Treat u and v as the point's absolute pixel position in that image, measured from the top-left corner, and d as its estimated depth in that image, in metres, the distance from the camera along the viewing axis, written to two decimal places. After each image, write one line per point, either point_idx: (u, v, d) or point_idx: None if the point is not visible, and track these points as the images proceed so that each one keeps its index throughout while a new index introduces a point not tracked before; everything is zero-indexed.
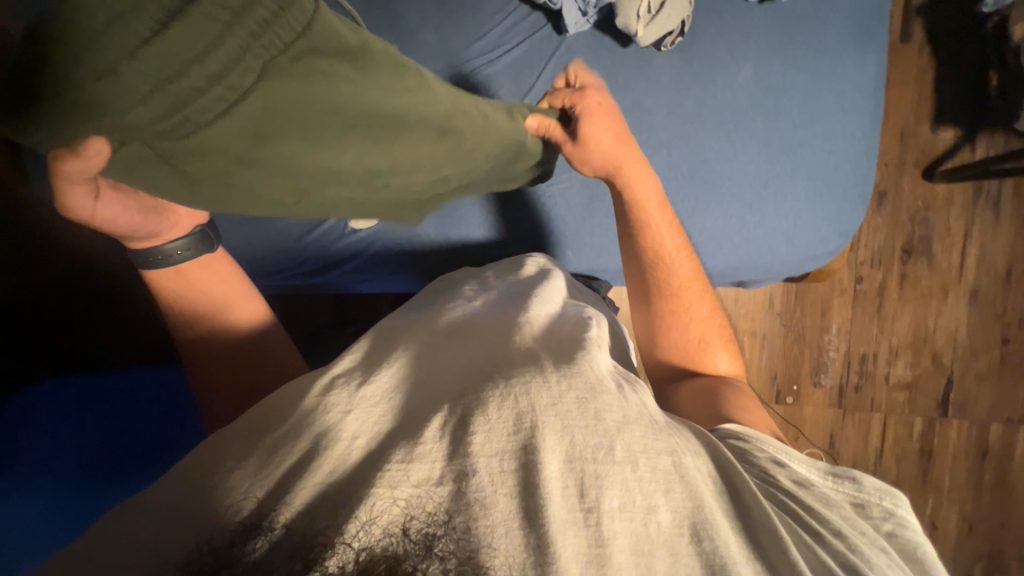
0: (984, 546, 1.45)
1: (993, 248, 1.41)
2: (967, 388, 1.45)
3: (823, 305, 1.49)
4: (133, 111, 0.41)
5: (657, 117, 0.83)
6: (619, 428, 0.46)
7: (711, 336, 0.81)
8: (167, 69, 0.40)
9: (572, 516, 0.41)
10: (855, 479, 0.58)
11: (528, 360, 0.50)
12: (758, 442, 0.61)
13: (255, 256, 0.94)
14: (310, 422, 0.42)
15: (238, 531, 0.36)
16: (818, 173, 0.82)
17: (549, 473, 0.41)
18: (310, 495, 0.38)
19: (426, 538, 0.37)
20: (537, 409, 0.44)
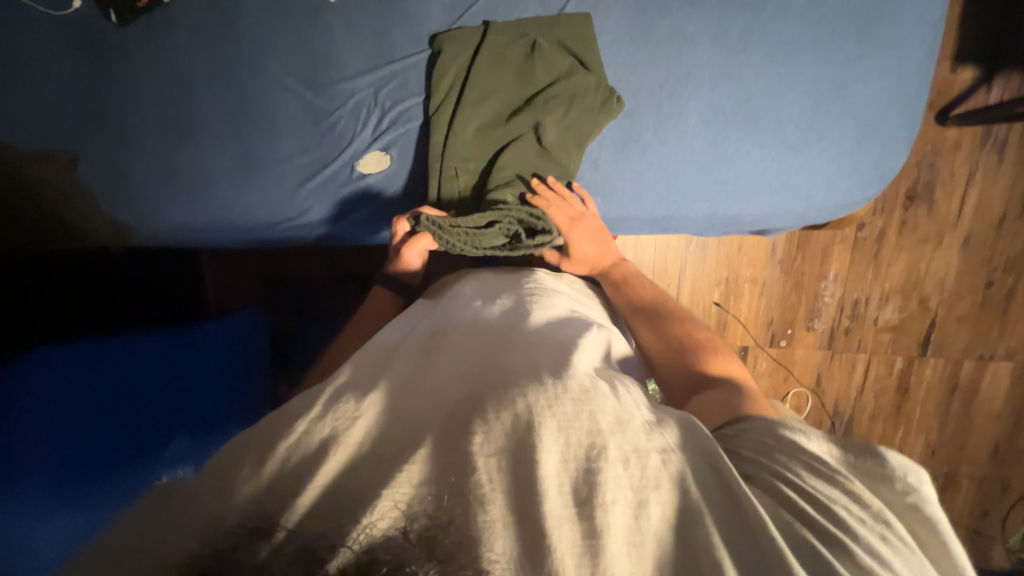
0: (943, 467, 1.61)
1: (992, 193, 1.44)
2: (947, 329, 1.54)
3: (824, 252, 1.51)
4: (473, 157, 0.82)
5: (701, 48, 0.77)
6: (612, 428, 0.40)
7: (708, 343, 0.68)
8: (482, 149, 0.83)
9: (567, 511, 0.36)
10: (876, 455, 0.42)
11: (527, 367, 0.46)
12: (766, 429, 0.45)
13: (251, 204, 0.89)
14: (315, 424, 0.39)
15: (242, 533, 0.34)
16: (866, 113, 0.78)
17: (544, 472, 0.37)
18: (316, 493, 0.36)
19: (429, 540, 0.35)
20: (531, 411, 0.40)
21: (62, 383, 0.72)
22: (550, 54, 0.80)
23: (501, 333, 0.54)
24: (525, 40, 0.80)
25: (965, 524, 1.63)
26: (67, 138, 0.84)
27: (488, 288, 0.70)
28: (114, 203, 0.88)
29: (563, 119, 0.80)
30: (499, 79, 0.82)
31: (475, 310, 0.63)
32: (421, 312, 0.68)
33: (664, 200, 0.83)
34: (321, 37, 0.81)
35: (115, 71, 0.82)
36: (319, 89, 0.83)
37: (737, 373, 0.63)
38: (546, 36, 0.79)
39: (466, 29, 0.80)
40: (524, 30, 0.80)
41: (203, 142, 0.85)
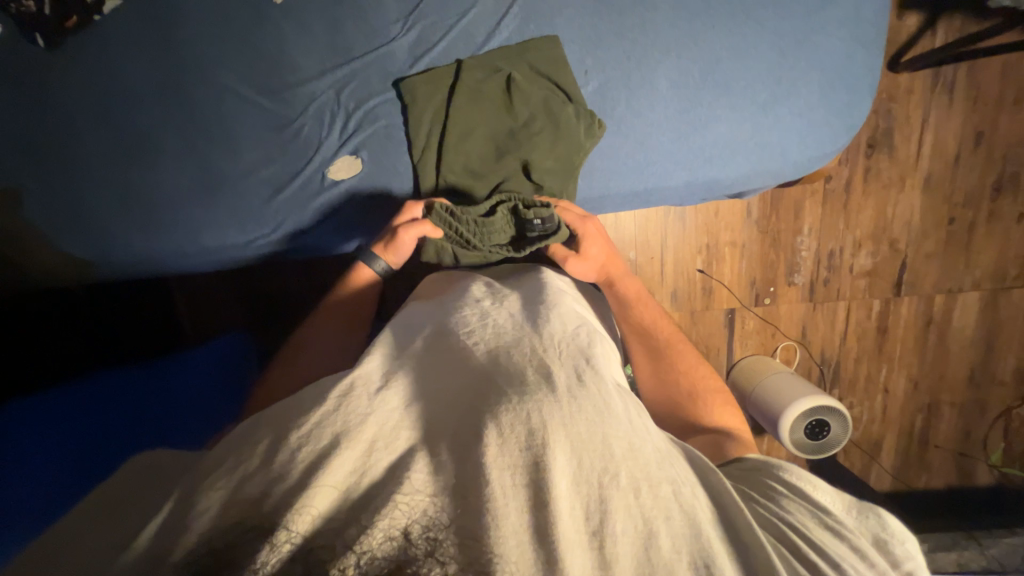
0: (926, 398, 1.70)
1: (946, 133, 1.50)
2: (918, 268, 1.60)
3: (797, 207, 1.55)
4: (469, 183, 0.82)
5: (663, 15, 0.77)
6: (625, 455, 0.48)
7: (702, 387, 0.79)
8: (477, 174, 0.82)
9: (580, 536, 0.44)
10: (879, 514, 0.53)
11: (538, 375, 0.52)
12: (771, 469, 0.58)
13: (218, 224, 0.84)
14: (334, 413, 0.48)
15: (234, 535, 0.42)
16: (830, 64, 0.80)
17: (560, 492, 0.44)
18: (322, 509, 0.43)
19: (430, 542, 0.43)
20: (546, 427, 0.47)
21: (65, 402, 0.74)
22: (526, 85, 0.79)
23: (516, 339, 0.57)
24: (499, 75, 0.79)
25: (950, 449, 1.73)
26: (9, 176, 0.78)
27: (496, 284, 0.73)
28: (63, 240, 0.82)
29: (549, 139, 0.80)
30: (485, 103, 0.80)
31: (482, 308, 0.64)
32: (425, 304, 0.72)
33: (644, 172, 0.83)
34: (272, 41, 0.77)
35: (53, 98, 0.77)
36: (277, 96, 0.79)
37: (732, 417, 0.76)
38: (520, 68, 0.78)
39: (437, 69, 0.79)
40: (497, 64, 0.79)
41: (159, 165, 0.81)
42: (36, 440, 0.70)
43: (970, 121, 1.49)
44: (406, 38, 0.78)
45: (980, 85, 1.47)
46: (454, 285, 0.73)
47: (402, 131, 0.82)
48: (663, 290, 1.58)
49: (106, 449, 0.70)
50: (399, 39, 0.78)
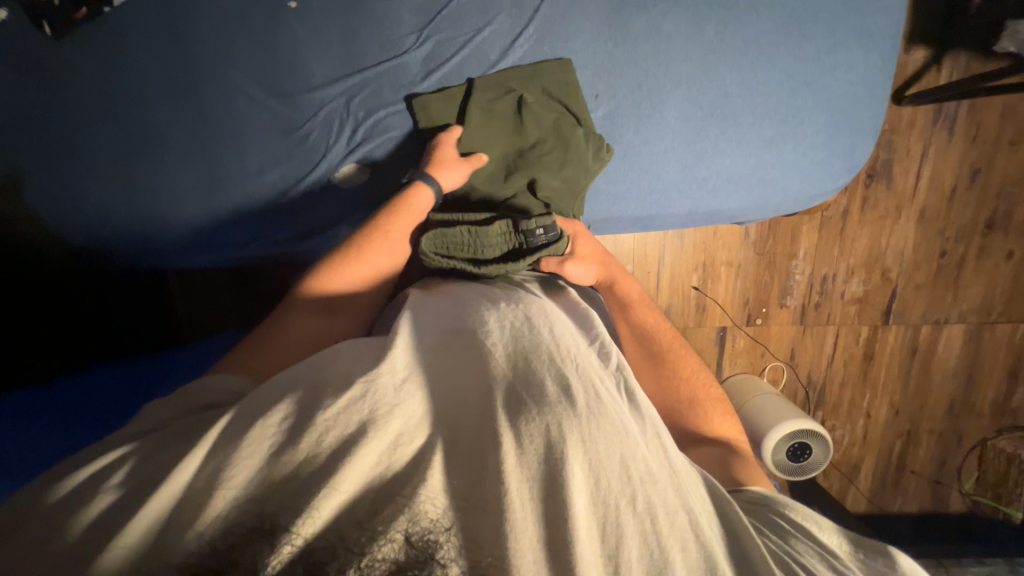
0: (906, 425, 1.74)
1: (944, 168, 1.52)
2: (907, 298, 1.63)
3: (793, 231, 1.57)
4: (475, 197, 0.80)
5: (677, 46, 0.77)
6: (641, 478, 0.51)
7: (701, 396, 0.81)
8: (484, 187, 0.80)
9: (596, 558, 0.46)
10: (889, 556, 0.54)
11: (561, 390, 0.54)
12: (778, 507, 0.60)
13: (222, 222, 0.84)
14: (358, 403, 0.50)
15: (239, 535, 0.43)
16: (836, 106, 0.81)
17: (579, 512, 0.47)
18: (328, 512, 0.44)
19: (429, 544, 0.45)
20: (565, 442, 0.50)
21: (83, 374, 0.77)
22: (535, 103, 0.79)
23: (537, 346, 0.60)
24: (508, 94, 0.79)
25: (926, 475, 1.77)
26: (10, 163, 0.77)
27: (514, 283, 0.75)
28: (71, 224, 0.81)
29: (560, 155, 0.79)
30: (494, 120, 0.79)
31: (501, 309, 0.66)
32: (438, 294, 0.73)
33: (648, 199, 0.84)
34: (285, 45, 0.76)
35: (60, 87, 0.76)
36: (287, 100, 0.79)
37: (732, 426, 0.80)
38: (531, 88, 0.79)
39: (448, 88, 0.79)
40: (507, 83, 0.79)
41: (164, 160, 0.80)
42: (57, 403, 0.73)
43: (967, 158, 1.52)
44: (420, 51, 0.78)
45: (979, 124, 1.49)
46: (472, 280, 0.74)
47: (411, 143, 0.82)
48: (657, 305, 1.60)
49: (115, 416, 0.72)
50: (413, 51, 0.78)
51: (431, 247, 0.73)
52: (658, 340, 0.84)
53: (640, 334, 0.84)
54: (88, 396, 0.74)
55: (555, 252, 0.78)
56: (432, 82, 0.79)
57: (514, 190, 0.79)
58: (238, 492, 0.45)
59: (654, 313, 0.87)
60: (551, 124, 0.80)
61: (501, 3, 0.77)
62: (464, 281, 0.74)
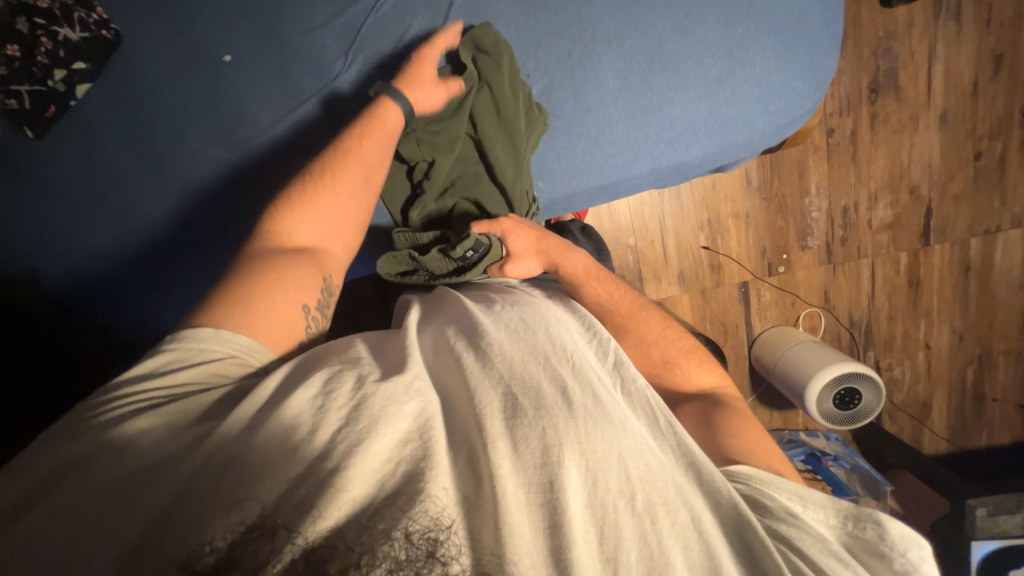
0: (975, 349, 1.57)
1: (958, 62, 1.37)
2: (946, 212, 1.48)
3: (800, 167, 1.47)
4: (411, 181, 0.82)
5: (598, 5, 0.75)
6: (641, 478, 0.50)
7: (675, 354, 0.78)
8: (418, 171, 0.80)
9: (595, 561, 0.45)
10: (877, 522, 0.53)
11: (558, 392, 0.54)
12: (764, 488, 0.57)
13: (212, 272, 0.88)
14: (368, 404, 0.49)
15: (239, 533, 0.41)
16: (784, 23, 0.75)
17: (574, 513, 0.46)
18: (332, 517, 0.42)
19: (430, 542, 0.43)
20: (561, 444, 0.49)
21: None
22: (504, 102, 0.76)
23: (534, 349, 0.60)
24: (478, 93, 0.77)
25: (1010, 401, 1.60)
26: (22, 260, 0.85)
27: (509, 291, 0.76)
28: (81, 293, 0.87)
29: (496, 130, 0.78)
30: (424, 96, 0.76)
31: (500, 314, 0.67)
32: (434, 302, 0.73)
33: (605, 165, 0.81)
34: (230, 98, 0.81)
35: (52, 182, 0.83)
36: (242, 149, 0.83)
37: (709, 376, 0.77)
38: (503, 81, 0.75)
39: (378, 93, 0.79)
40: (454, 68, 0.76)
41: (149, 228, 0.86)
42: None
43: (982, 46, 1.36)
44: (351, 73, 0.80)
45: (988, 5, 1.34)
46: (473, 288, 0.77)
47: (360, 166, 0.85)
48: (668, 273, 1.54)
49: None
50: (344, 75, 0.81)
51: (389, 273, 0.80)
52: (619, 312, 0.79)
53: (626, 304, 0.80)
54: None
55: (494, 258, 0.79)
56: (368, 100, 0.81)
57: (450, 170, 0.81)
58: (241, 497, 0.43)
59: (605, 282, 0.81)
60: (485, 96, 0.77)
61: (416, 10, 0.79)
62: (463, 288, 0.76)
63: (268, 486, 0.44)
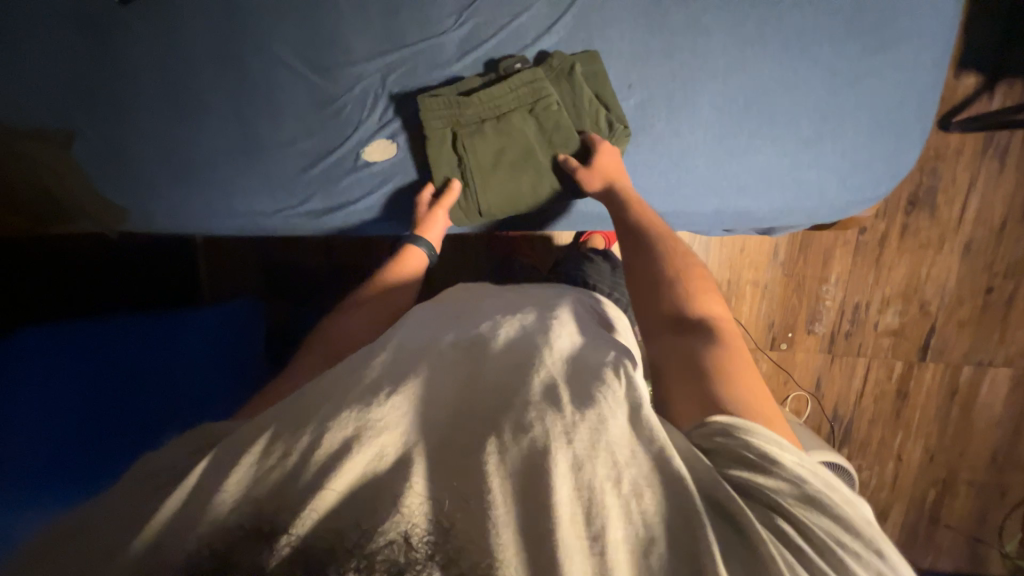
0: (941, 473, 1.61)
1: (993, 199, 1.44)
2: (947, 334, 1.54)
3: (826, 255, 1.51)
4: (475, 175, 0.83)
5: (714, 39, 0.77)
6: (628, 462, 0.47)
7: (692, 287, 0.72)
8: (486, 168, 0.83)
9: (580, 542, 0.42)
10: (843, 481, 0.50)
11: (545, 393, 0.52)
12: (744, 435, 0.51)
13: (258, 191, 0.87)
14: (345, 410, 0.49)
15: (237, 536, 0.41)
16: (881, 108, 0.79)
17: (559, 500, 0.43)
18: (330, 510, 0.43)
19: (430, 546, 0.43)
20: (548, 435, 0.47)
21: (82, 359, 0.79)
22: (576, 109, 0.80)
23: (524, 357, 0.58)
24: (561, 112, 0.81)
25: (961, 530, 1.63)
26: (68, 117, 0.82)
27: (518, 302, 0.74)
28: (105, 191, 0.86)
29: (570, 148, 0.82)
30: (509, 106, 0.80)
31: (502, 327, 0.65)
32: (440, 313, 0.73)
33: (676, 193, 0.83)
34: (330, 21, 0.79)
35: (122, 49, 0.80)
36: (325, 74, 0.82)
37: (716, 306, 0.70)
38: (582, 90, 0.79)
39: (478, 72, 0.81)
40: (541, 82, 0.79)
41: (203, 123, 0.84)
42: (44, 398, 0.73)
43: (1020, 191, 1.44)
44: (458, 33, 0.80)
45: None
46: (486, 297, 0.77)
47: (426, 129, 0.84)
48: None
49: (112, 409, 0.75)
50: (451, 32, 0.80)
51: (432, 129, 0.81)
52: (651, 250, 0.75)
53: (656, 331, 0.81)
54: (91, 372, 0.78)
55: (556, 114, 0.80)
56: (466, 64, 0.81)
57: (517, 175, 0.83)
58: (238, 493, 0.44)
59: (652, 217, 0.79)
60: (566, 119, 0.81)
61: None
62: (473, 300, 0.77)
63: (261, 479, 0.44)
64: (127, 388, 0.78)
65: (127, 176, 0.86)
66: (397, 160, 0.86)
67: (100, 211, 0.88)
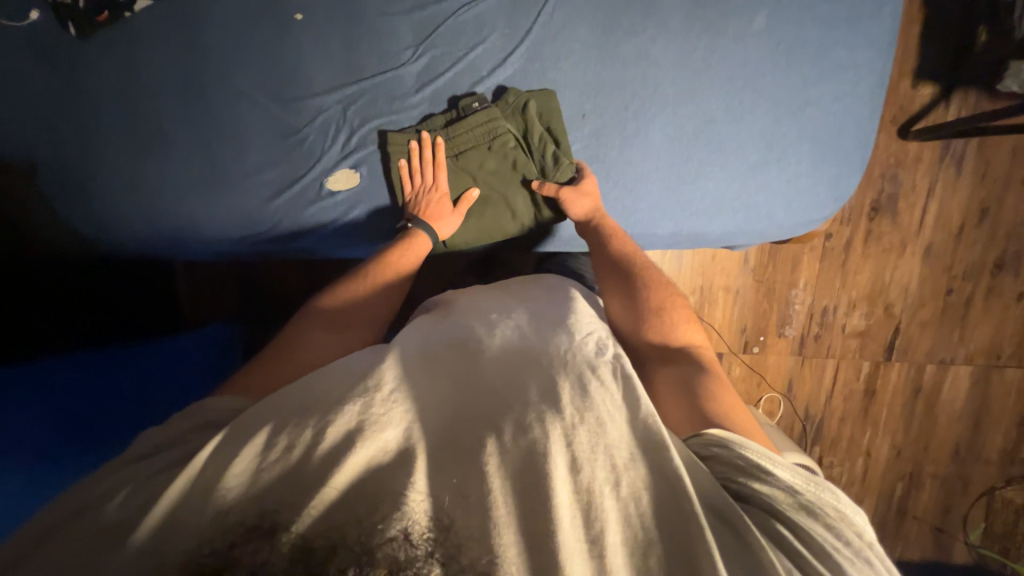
0: (908, 467, 1.67)
1: (951, 204, 1.49)
2: (911, 335, 1.59)
3: (794, 260, 1.55)
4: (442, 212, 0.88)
5: (663, 69, 0.79)
6: (625, 465, 0.51)
7: (674, 309, 0.77)
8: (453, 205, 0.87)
9: (579, 545, 0.46)
10: (833, 489, 0.55)
11: (545, 396, 0.55)
12: (739, 446, 0.56)
13: (223, 218, 0.88)
14: (346, 409, 0.51)
15: (237, 533, 0.45)
16: (823, 135, 0.82)
17: (561, 501, 0.47)
18: (329, 508, 0.47)
19: (428, 544, 0.46)
20: (549, 437, 0.51)
21: (71, 371, 0.79)
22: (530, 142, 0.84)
23: (525, 358, 0.61)
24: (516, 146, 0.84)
25: (927, 521, 1.69)
26: (29, 152, 0.83)
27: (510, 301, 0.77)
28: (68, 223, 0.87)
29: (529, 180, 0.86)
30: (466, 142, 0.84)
31: (497, 324, 0.68)
32: (432, 314, 0.76)
33: (631, 218, 0.86)
34: (288, 53, 0.80)
35: (80, 83, 0.81)
36: (286, 106, 0.83)
37: (697, 334, 0.75)
38: (534, 127, 0.81)
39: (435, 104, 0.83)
40: (493, 118, 0.82)
41: (167, 154, 0.84)
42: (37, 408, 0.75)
43: (976, 196, 1.49)
44: (415, 65, 0.81)
45: (987, 161, 1.47)
46: (476, 296, 0.80)
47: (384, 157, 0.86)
48: None
49: (106, 420, 0.77)
50: (409, 64, 0.81)
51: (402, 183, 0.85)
52: (637, 269, 0.80)
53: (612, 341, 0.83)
54: (85, 383, 0.79)
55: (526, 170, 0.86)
56: (424, 96, 0.83)
57: (485, 210, 0.88)
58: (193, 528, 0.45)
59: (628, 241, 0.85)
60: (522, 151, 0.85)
61: (496, 22, 0.79)
62: (464, 300, 0.79)
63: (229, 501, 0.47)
64: (119, 400, 0.79)
65: (91, 208, 0.86)
66: (361, 185, 0.87)
67: (66, 241, 0.89)
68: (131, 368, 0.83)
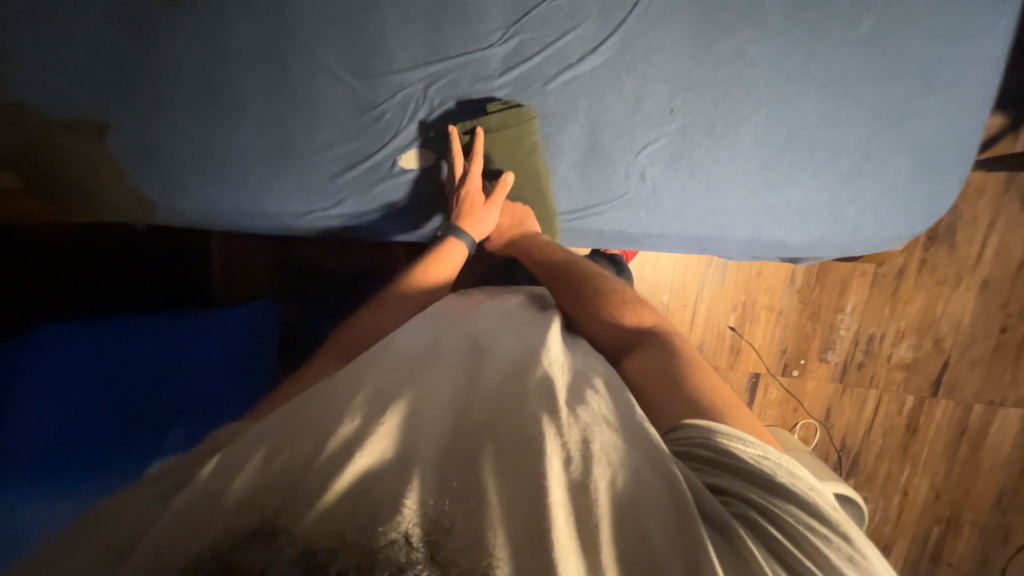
0: (946, 511, 1.60)
1: (1014, 239, 1.44)
2: (960, 372, 1.53)
3: (842, 284, 1.51)
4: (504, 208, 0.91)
5: (760, 70, 0.79)
6: (622, 467, 0.45)
7: (621, 303, 0.77)
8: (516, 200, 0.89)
9: (574, 545, 0.40)
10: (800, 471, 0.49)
11: (543, 396, 0.51)
12: (711, 437, 0.51)
13: (289, 191, 0.87)
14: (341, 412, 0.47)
15: (240, 536, 0.38)
16: (921, 146, 0.82)
17: (555, 500, 0.41)
18: (325, 507, 0.39)
19: (429, 544, 0.39)
20: (545, 438, 0.46)
21: (94, 351, 0.76)
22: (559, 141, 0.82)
23: (526, 361, 0.58)
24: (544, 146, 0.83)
25: (962, 571, 1.61)
26: (105, 110, 0.82)
27: (515, 312, 0.73)
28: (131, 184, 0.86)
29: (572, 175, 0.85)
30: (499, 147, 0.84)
31: (500, 333, 0.65)
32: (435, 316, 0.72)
33: (710, 220, 0.86)
34: (375, 28, 0.80)
35: (164, 45, 0.81)
36: (367, 82, 0.82)
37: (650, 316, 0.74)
38: None
39: (522, 89, 0.82)
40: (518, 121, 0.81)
41: (240, 122, 0.84)
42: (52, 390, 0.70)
43: None
44: (503, 48, 0.80)
45: None
46: (481, 303, 0.76)
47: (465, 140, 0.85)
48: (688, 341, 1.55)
49: (124, 409, 0.71)
50: (497, 47, 0.80)
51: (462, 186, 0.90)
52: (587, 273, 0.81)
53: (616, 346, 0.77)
54: (107, 367, 0.74)
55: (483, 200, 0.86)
56: (508, 79, 0.82)
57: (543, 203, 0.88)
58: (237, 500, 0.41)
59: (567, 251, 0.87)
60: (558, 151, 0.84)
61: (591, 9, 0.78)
62: (471, 307, 0.75)
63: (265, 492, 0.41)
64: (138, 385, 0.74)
65: (158, 171, 0.86)
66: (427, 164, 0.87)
67: (125, 201, 0.87)
68: (157, 353, 0.78)
